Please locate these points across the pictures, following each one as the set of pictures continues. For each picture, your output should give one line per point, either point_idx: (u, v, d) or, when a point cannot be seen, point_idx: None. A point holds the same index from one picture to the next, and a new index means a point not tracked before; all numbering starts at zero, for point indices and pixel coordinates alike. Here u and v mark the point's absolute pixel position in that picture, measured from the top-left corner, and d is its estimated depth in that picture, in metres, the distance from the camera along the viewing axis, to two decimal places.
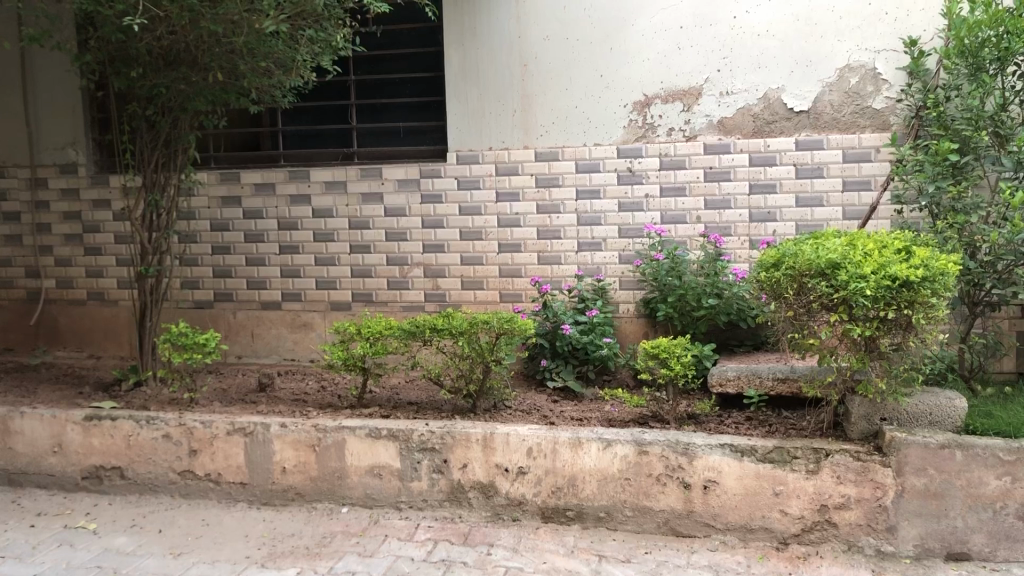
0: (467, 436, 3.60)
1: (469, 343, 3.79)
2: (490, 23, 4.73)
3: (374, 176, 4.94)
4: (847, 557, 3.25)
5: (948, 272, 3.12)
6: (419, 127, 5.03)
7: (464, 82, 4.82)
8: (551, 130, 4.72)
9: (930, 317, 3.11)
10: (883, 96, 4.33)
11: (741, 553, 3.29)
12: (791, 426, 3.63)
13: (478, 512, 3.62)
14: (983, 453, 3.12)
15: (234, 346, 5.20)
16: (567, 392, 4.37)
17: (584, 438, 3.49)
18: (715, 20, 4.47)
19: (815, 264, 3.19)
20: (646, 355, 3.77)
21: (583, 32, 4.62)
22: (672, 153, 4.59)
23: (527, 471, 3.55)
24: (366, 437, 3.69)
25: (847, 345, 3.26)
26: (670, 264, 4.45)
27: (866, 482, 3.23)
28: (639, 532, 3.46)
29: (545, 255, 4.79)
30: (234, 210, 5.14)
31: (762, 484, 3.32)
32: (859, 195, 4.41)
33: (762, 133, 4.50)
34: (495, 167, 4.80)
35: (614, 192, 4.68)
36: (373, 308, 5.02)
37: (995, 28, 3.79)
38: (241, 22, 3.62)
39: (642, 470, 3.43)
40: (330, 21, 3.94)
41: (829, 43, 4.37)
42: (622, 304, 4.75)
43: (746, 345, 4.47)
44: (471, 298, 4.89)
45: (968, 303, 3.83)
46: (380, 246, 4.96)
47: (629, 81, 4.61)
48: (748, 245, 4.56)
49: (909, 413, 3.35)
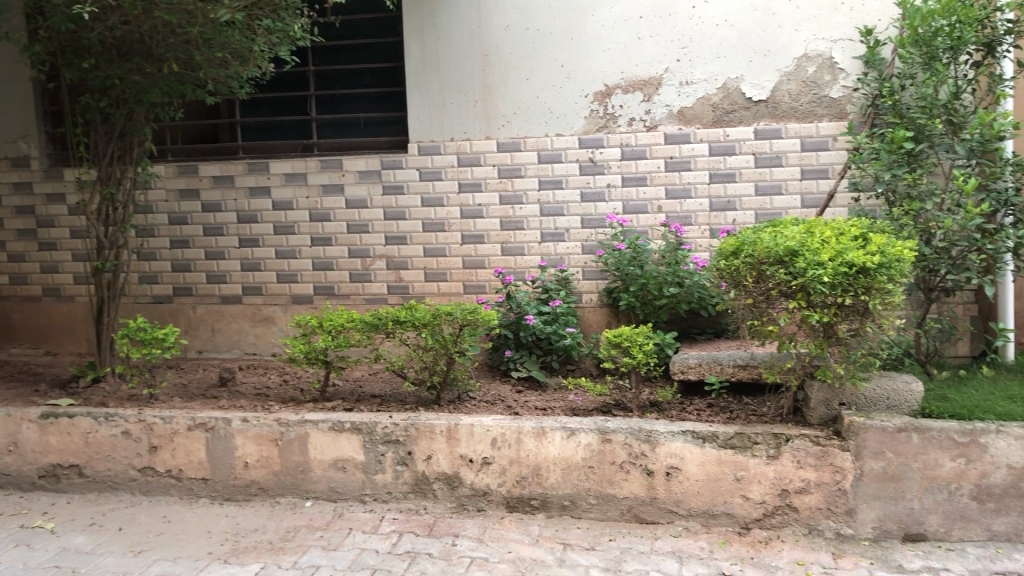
0: (431, 428, 3.59)
1: (431, 335, 3.79)
2: (450, 14, 4.72)
3: (334, 167, 4.90)
4: (807, 540, 3.29)
5: (903, 259, 3.17)
6: (380, 118, 5.01)
7: (424, 74, 4.80)
8: (513, 121, 4.71)
9: (886, 303, 3.17)
10: (840, 85, 4.39)
11: (703, 539, 3.32)
12: (751, 412, 3.69)
13: (443, 503, 3.62)
14: (938, 436, 3.18)
15: (193, 341, 5.13)
16: (531, 382, 4.39)
17: (547, 427, 3.49)
18: (674, 10, 4.49)
19: (773, 251, 3.22)
20: (609, 344, 3.79)
21: (543, 22, 4.62)
22: (633, 143, 4.61)
23: (491, 462, 3.55)
24: (329, 430, 3.66)
25: (805, 331, 3.30)
26: (632, 254, 4.47)
27: (825, 466, 3.28)
28: (602, 520, 3.49)
29: (508, 246, 4.78)
30: (192, 203, 5.07)
31: (724, 470, 3.36)
32: (816, 183, 4.46)
33: (721, 123, 4.53)
34: (456, 158, 4.79)
35: (576, 182, 4.69)
36: (335, 301, 4.98)
37: (948, 17, 3.86)
38: (196, 13, 3.57)
39: (606, 458, 3.45)
40: (288, 11, 3.93)
41: (786, 33, 4.41)
42: (585, 294, 4.75)
43: (707, 334, 4.50)
44: (433, 290, 4.87)
45: (924, 289, 3.86)
46: (341, 239, 4.93)
47: (589, 71, 4.61)
48: (708, 234, 4.59)
49: (867, 398, 3.41)
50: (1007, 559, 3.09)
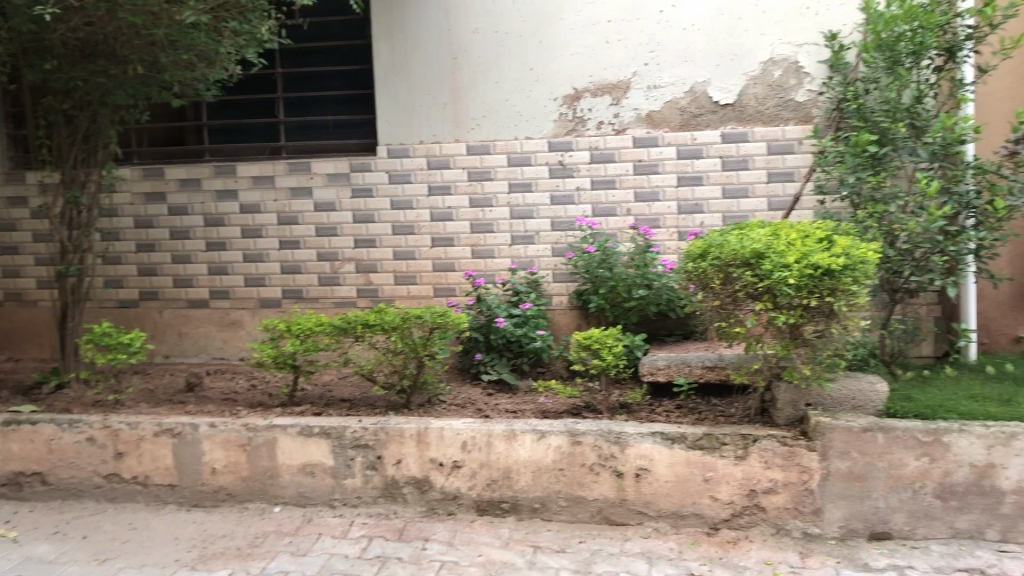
0: (401, 432, 3.58)
1: (401, 339, 3.77)
2: (419, 16, 4.71)
3: (302, 170, 4.87)
4: (775, 540, 3.33)
5: (868, 261, 3.21)
6: (348, 121, 5.01)
7: (393, 76, 4.79)
8: (482, 124, 4.72)
9: (851, 305, 3.20)
10: (805, 89, 4.44)
11: (673, 540, 3.35)
12: (719, 413, 3.75)
13: (413, 507, 3.61)
14: (903, 436, 3.22)
15: (160, 346, 5.08)
16: (501, 385, 4.39)
17: (517, 430, 3.49)
18: (641, 15, 4.52)
19: (739, 254, 3.25)
20: (578, 346, 3.80)
21: (512, 25, 4.63)
22: (602, 146, 4.63)
23: (462, 465, 3.55)
24: (297, 435, 3.64)
25: (772, 333, 3.33)
26: (602, 257, 4.48)
27: (793, 466, 3.31)
28: (573, 522, 3.50)
29: (478, 248, 4.78)
30: (158, 207, 5.01)
31: (692, 471, 3.38)
32: (782, 186, 4.50)
33: (689, 126, 4.56)
34: (425, 161, 4.78)
35: (545, 185, 4.69)
36: (303, 305, 4.95)
37: (910, 22, 3.91)
38: (161, 14, 3.54)
39: (576, 460, 3.46)
40: (255, 14, 3.91)
41: (752, 38, 4.46)
42: (555, 297, 4.76)
43: (675, 335, 4.53)
44: (403, 293, 4.86)
45: (888, 290, 3.89)
46: (310, 242, 4.90)
47: (558, 74, 4.63)
48: (677, 237, 4.62)
49: (832, 398, 3.46)
50: (970, 556, 3.14)
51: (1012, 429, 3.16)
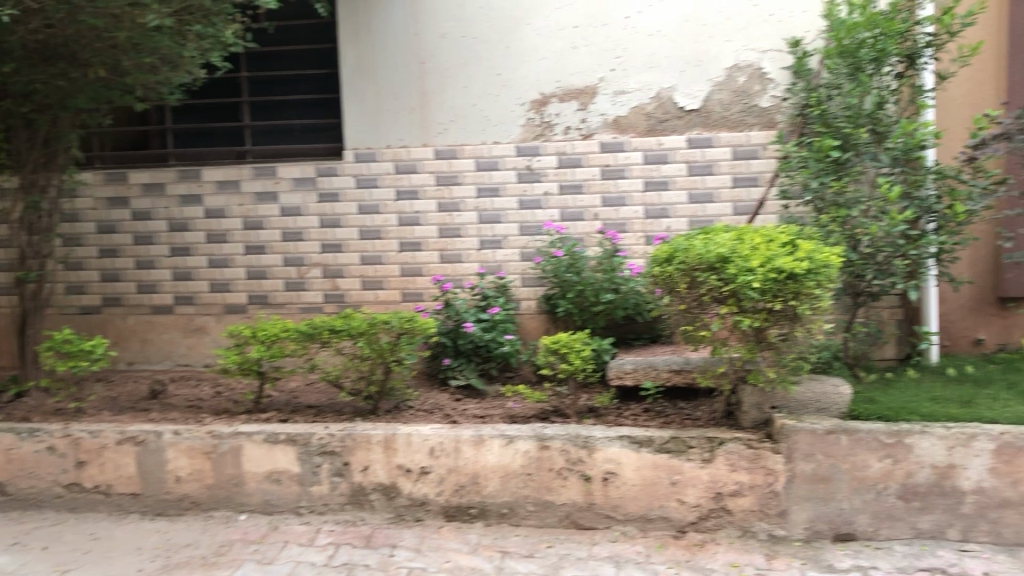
0: (367, 438, 3.55)
1: (368, 344, 3.75)
2: (385, 21, 4.70)
3: (268, 175, 4.83)
4: (741, 542, 3.35)
5: (831, 265, 3.24)
6: (315, 124, 4.96)
7: (359, 80, 4.77)
8: (450, 129, 4.71)
9: (815, 309, 3.24)
10: (769, 95, 4.48)
11: (640, 543, 3.36)
12: (686, 416, 3.78)
13: (380, 514, 3.59)
14: (866, 438, 3.25)
15: (123, 353, 5.01)
16: (469, 390, 4.39)
17: (485, 435, 3.49)
18: (607, 20, 4.54)
19: (705, 258, 3.28)
20: (546, 351, 3.80)
21: (480, 30, 4.63)
22: (569, 151, 4.64)
23: (429, 471, 3.53)
24: (263, 442, 3.60)
25: (737, 336, 3.35)
26: (569, 261, 4.48)
27: (758, 469, 3.33)
28: (541, 526, 3.50)
29: (446, 253, 4.77)
30: (121, 212, 4.95)
31: (659, 474, 3.39)
32: (747, 191, 4.54)
33: (655, 131, 4.59)
34: (393, 166, 4.76)
35: (513, 190, 4.69)
36: (269, 311, 4.91)
37: (871, 30, 3.99)
38: (122, 17, 3.50)
39: (543, 465, 3.45)
40: (219, 17, 3.88)
41: (717, 44, 4.49)
42: (523, 301, 4.75)
43: (643, 339, 4.56)
44: (370, 298, 4.84)
45: (851, 293, 3.93)
46: (276, 247, 4.86)
47: (525, 80, 4.63)
48: (644, 241, 4.64)
49: (797, 401, 3.48)
50: (932, 556, 3.19)
51: (972, 430, 3.20)
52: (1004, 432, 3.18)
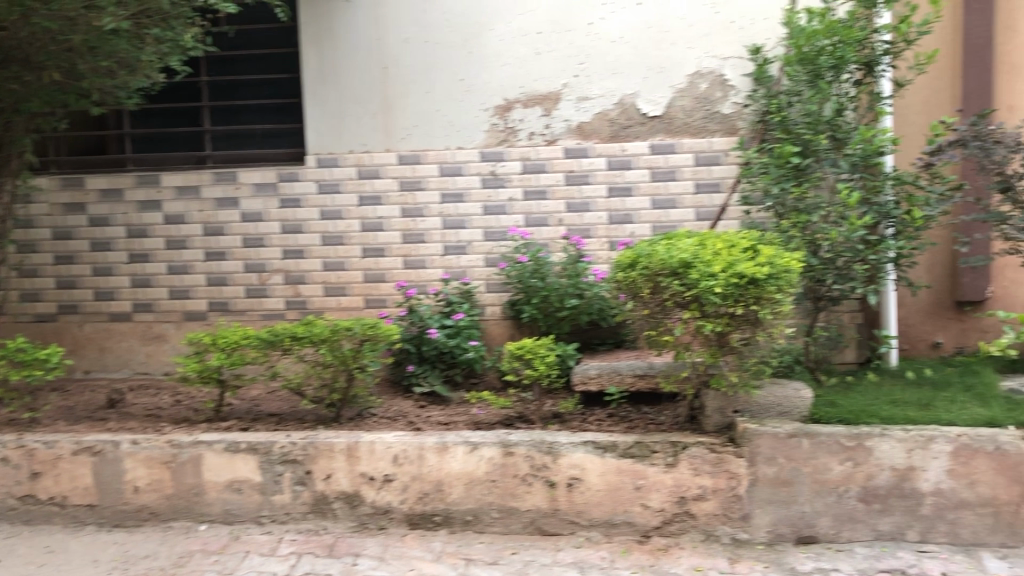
0: (330, 446, 3.51)
1: (331, 351, 3.71)
2: (347, 25, 4.68)
3: (229, 180, 4.78)
4: (705, 546, 3.36)
5: (791, 270, 3.27)
6: (276, 129, 4.91)
7: (322, 85, 4.73)
8: (413, 134, 4.69)
9: (775, 313, 3.26)
10: (731, 102, 4.52)
11: (605, 549, 3.36)
12: (649, 421, 3.78)
13: (343, 522, 3.55)
14: (827, 441, 3.28)
15: (80, 361, 4.92)
16: (433, 397, 4.36)
17: (449, 442, 3.47)
18: (571, 27, 4.55)
19: (667, 264, 3.28)
20: (511, 357, 3.79)
21: (443, 35, 4.62)
22: (533, 156, 4.64)
23: (393, 479, 3.50)
24: (223, 451, 3.55)
25: (699, 341, 3.36)
26: (534, 267, 4.47)
27: (721, 473, 3.35)
28: (505, 533, 3.48)
29: (410, 259, 4.74)
30: (77, 217, 4.87)
31: (623, 479, 3.39)
32: (710, 197, 4.56)
33: (618, 137, 4.60)
34: (356, 171, 4.73)
35: (477, 196, 4.68)
36: (230, 318, 4.85)
37: (830, 37, 4.02)
38: (78, 19, 3.44)
39: (508, 471, 3.44)
40: (178, 21, 3.83)
41: (679, 51, 4.52)
42: (487, 307, 4.74)
43: (607, 344, 4.56)
44: (333, 305, 4.79)
45: (812, 298, 3.97)
46: (236, 253, 4.81)
47: (489, 85, 4.63)
48: (608, 247, 4.64)
49: (760, 405, 3.50)
50: (892, 557, 3.22)
51: (930, 432, 3.24)
52: (961, 433, 3.23)
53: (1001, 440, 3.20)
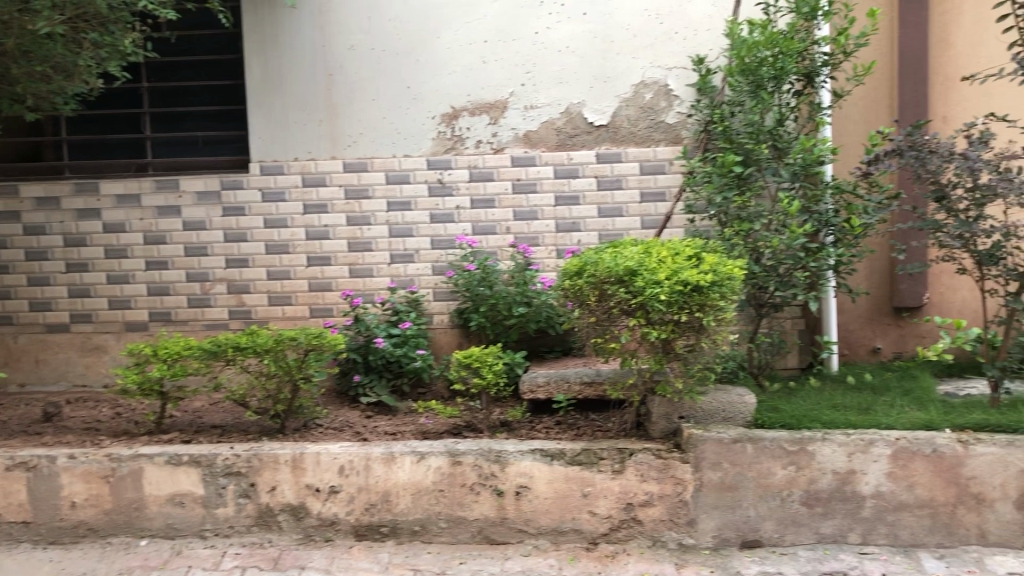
0: (275, 458, 3.46)
1: (275, 361, 3.65)
2: (292, 31, 4.63)
3: (170, 188, 4.69)
4: (652, 552, 3.38)
5: (734, 277, 3.32)
6: (219, 136, 4.84)
7: (266, 92, 4.68)
8: (359, 141, 4.66)
9: (719, 320, 3.31)
10: (675, 112, 4.58)
11: (552, 556, 3.36)
12: (597, 428, 3.80)
13: (288, 535, 3.50)
14: (770, 445, 3.33)
15: (15, 374, 4.78)
16: (381, 407, 4.33)
17: (396, 452, 3.44)
18: (517, 36, 4.57)
19: (613, 271, 3.30)
20: (459, 365, 3.76)
21: (389, 43, 4.60)
22: (480, 164, 4.64)
23: (339, 490, 3.46)
24: (165, 465, 3.48)
25: (645, 348, 3.38)
26: (482, 275, 4.45)
27: (667, 479, 3.38)
28: (453, 543, 3.46)
29: (356, 267, 4.70)
30: (12, 226, 4.74)
31: (571, 486, 3.40)
32: (655, 206, 4.61)
33: (565, 146, 4.63)
34: (301, 179, 4.68)
35: (424, 204, 4.66)
36: (172, 328, 4.76)
37: (771, 48, 4.07)
38: (11, 23, 3.38)
39: (455, 480, 3.43)
40: (117, 26, 3.71)
41: (624, 61, 4.57)
42: (435, 316, 4.72)
43: (555, 351, 4.59)
44: (278, 314, 4.73)
45: (755, 305, 4.03)
46: (178, 262, 4.72)
47: (436, 93, 4.62)
48: (555, 255, 4.66)
49: (704, 410, 3.54)
50: (834, 559, 3.27)
51: (870, 436, 3.31)
52: (900, 437, 3.30)
53: (938, 443, 3.28)
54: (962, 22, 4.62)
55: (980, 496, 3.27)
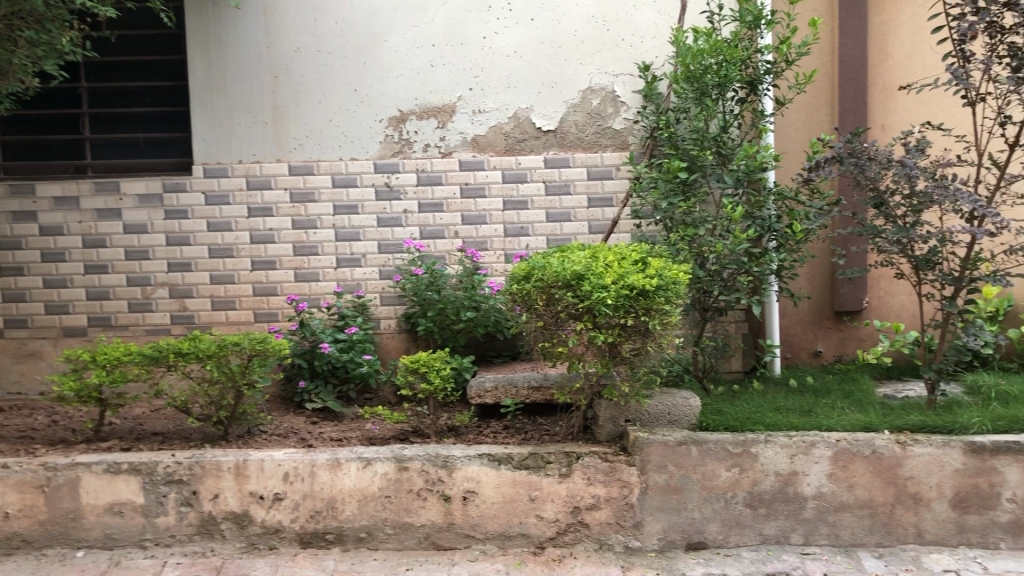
0: (217, 465, 3.41)
1: (217, 367, 3.59)
2: (237, 32, 4.57)
3: (110, 190, 4.60)
4: (599, 555, 3.39)
5: (679, 281, 3.36)
6: (161, 138, 4.75)
7: (209, 93, 4.61)
8: (305, 144, 4.61)
9: (664, 324, 3.34)
10: (622, 117, 4.61)
11: (499, 561, 3.35)
12: (544, 432, 3.80)
13: (231, 544, 3.44)
14: (715, 448, 3.37)
15: None
16: (326, 413, 4.28)
17: (342, 458, 3.41)
18: (465, 40, 4.57)
19: (561, 276, 3.30)
20: (406, 371, 3.74)
21: (336, 45, 4.57)
22: (428, 168, 4.63)
23: (283, 498, 3.42)
24: (103, 473, 3.40)
25: (592, 352, 3.40)
26: (429, 279, 4.44)
27: (614, 482, 3.39)
28: (400, 549, 3.44)
29: (302, 271, 4.65)
30: None
31: (519, 491, 3.40)
32: (602, 211, 4.64)
33: (513, 151, 4.63)
34: (244, 181, 4.61)
35: (371, 208, 4.63)
36: (111, 333, 4.65)
37: (715, 56, 4.11)
38: None
39: (402, 486, 3.41)
40: (54, 23, 3.62)
41: (572, 67, 4.59)
42: (382, 320, 4.68)
43: (503, 356, 4.58)
44: (221, 319, 4.66)
45: (699, 309, 4.08)
46: (118, 266, 4.62)
47: (383, 97, 4.60)
48: (503, 259, 4.66)
49: (650, 413, 3.57)
50: (777, 560, 3.32)
51: (811, 438, 3.38)
52: (841, 438, 3.37)
53: (877, 444, 3.35)
54: (899, 33, 4.74)
55: (917, 496, 3.35)
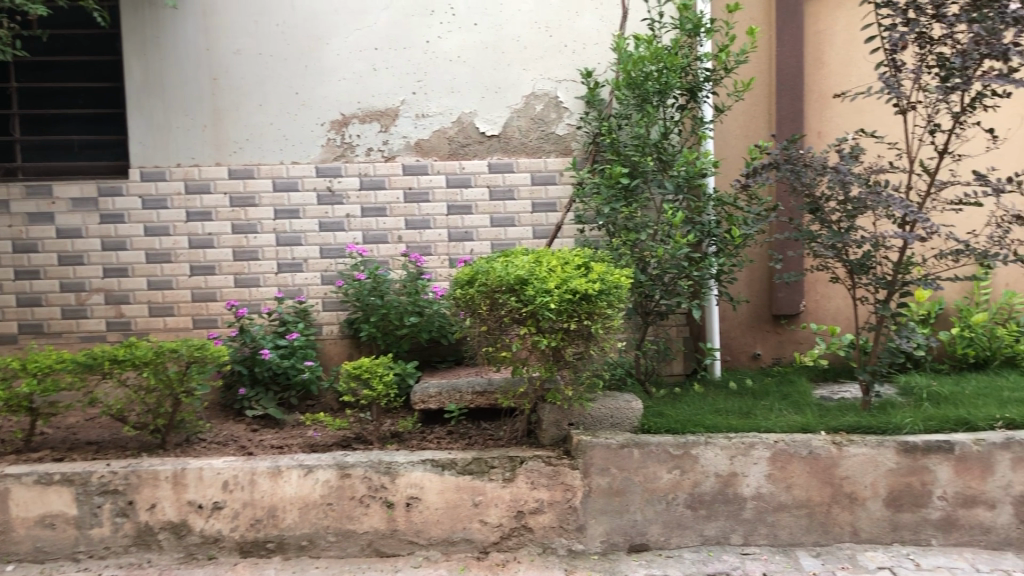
0: (154, 475, 3.34)
1: (155, 374, 3.51)
2: (174, 34, 4.49)
3: (42, 194, 4.48)
4: (542, 559, 3.40)
5: (621, 286, 3.39)
6: (95, 141, 4.64)
7: (146, 95, 4.52)
8: (245, 147, 4.55)
9: (607, 327, 3.37)
10: (565, 123, 4.64)
11: (443, 567, 3.34)
12: (488, 437, 3.80)
13: (169, 554, 3.37)
14: (656, 450, 3.41)
15: None
16: (267, 420, 4.23)
17: (283, 466, 3.37)
18: (408, 44, 4.55)
19: (504, 280, 3.30)
20: (348, 377, 3.70)
21: (277, 48, 4.52)
22: (371, 172, 4.59)
23: (222, 507, 3.36)
24: (34, 484, 3.31)
25: (536, 356, 3.41)
26: (373, 284, 4.40)
27: (557, 485, 3.41)
28: (341, 557, 3.40)
29: (242, 277, 4.58)
30: None
31: (462, 496, 3.40)
32: (546, 216, 4.66)
33: (456, 156, 4.63)
34: (183, 185, 4.53)
35: (313, 212, 4.58)
36: (43, 341, 4.53)
37: (656, 63, 4.17)
38: None
39: (344, 493, 3.38)
40: None
41: (515, 72, 4.61)
42: (325, 326, 4.63)
43: (447, 361, 4.58)
44: (158, 325, 4.57)
45: (641, 313, 4.12)
46: (51, 271, 4.50)
47: (325, 100, 4.56)
48: (448, 264, 4.65)
49: (593, 416, 3.60)
50: (717, 560, 3.37)
51: (750, 439, 3.44)
52: (778, 439, 3.43)
53: (813, 445, 3.42)
54: (834, 42, 4.86)
55: (852, 495, 3.43)
